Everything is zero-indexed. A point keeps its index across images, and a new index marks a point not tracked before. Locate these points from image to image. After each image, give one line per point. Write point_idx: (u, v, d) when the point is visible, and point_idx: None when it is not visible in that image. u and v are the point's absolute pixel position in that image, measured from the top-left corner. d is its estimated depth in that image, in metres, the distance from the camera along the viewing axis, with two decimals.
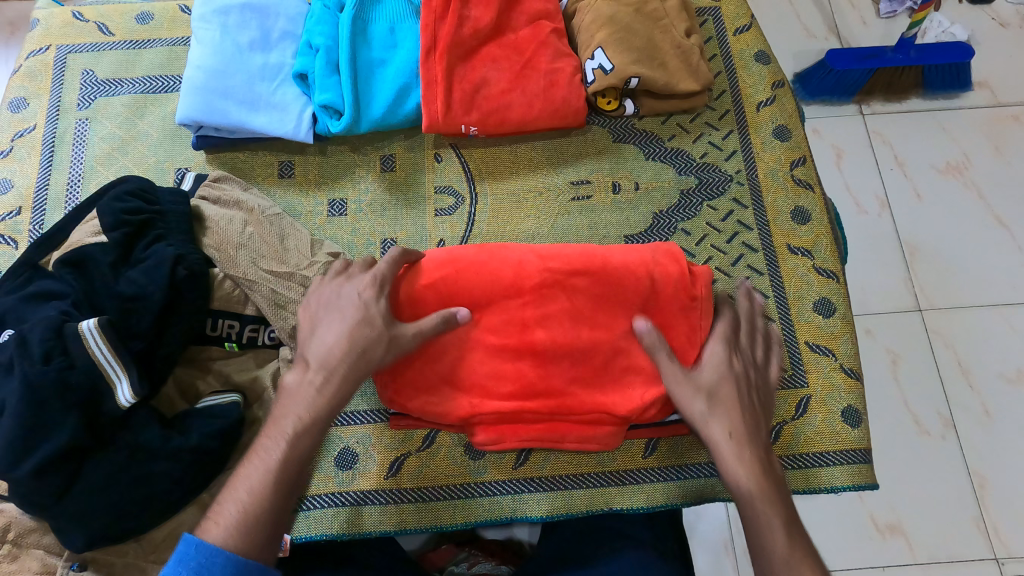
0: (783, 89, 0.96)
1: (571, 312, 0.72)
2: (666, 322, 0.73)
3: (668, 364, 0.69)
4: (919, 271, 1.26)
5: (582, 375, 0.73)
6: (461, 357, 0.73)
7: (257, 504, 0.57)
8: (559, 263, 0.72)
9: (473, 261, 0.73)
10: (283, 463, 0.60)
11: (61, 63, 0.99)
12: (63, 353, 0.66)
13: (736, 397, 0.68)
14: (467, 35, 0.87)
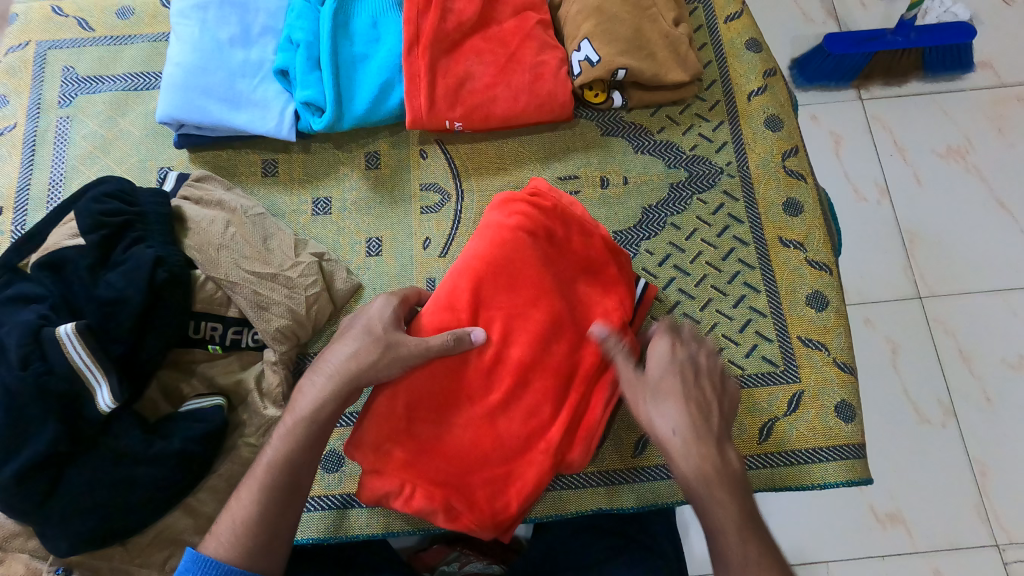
0: (775, 77, 0.94)
1: (506, 305, 0.73)
2: (575, 251, 0.77)
3: (623, 367, 0.69)
4: (919, 259, 1.24)
5: (563, 346, 0.73)
6: (469, 395, 0.71)
7: (243, 542, 0.60)
8: (463, 295, 0.71)
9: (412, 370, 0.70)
10: (257, 518, 0.61)
11: (42, 59, 0.97)
12: (41, 358, 0.66)
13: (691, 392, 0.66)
14: (451, 28, 0.85)
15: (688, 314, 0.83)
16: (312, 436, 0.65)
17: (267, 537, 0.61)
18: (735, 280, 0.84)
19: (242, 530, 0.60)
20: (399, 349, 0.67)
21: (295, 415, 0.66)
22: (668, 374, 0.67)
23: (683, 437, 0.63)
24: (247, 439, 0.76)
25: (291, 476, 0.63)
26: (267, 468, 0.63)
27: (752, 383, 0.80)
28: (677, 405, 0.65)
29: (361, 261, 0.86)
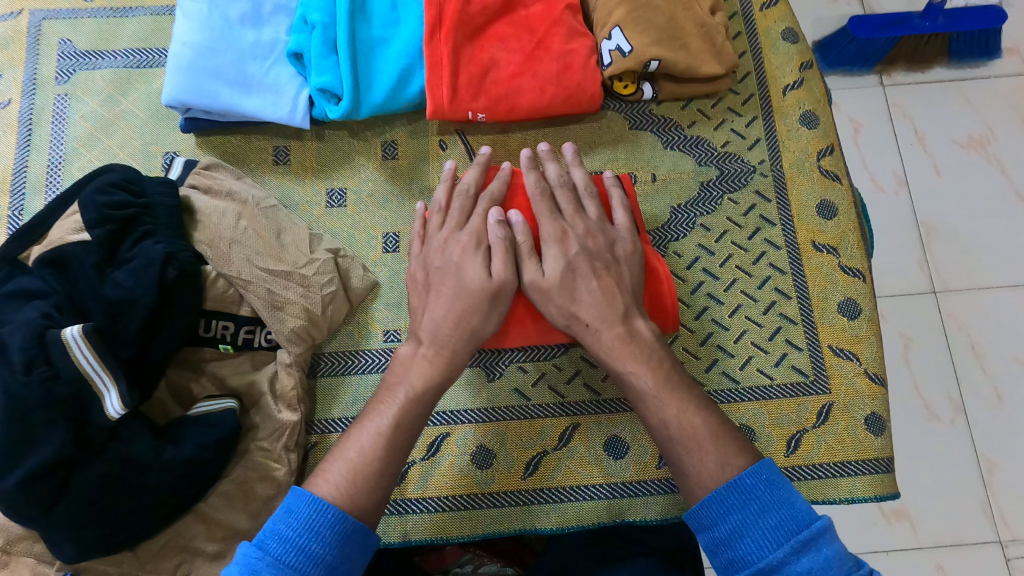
0: (812, 70, 0.90)
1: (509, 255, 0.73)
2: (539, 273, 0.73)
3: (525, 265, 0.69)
4: (937, 253, 1.21)
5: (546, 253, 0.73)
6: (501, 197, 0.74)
7: (363, 471, 0.60)
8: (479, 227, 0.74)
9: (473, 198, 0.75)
10: (393, 428, 0.63)
11: (35, 30, 0.92)
12: (46, 362, 0.62)
13: (591, 283, 0.68)
14: (475, 12, 0.80)
15: (716, 320, 0.80)
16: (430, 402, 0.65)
17: (392, 466, 0.62)
18: (765, 286, 0.81)
19: (359, 470, 0.61)
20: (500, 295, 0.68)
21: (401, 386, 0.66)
22: (564, 262, 0.69)
23: (595, 328, 0.67)
24: (260, 444, 0.73)
25: (410, 422, 0.64)
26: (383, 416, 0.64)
27: (781, 393, 0.78)
28: (563, 305, 0.68)
29: (378, 258, 0.82)
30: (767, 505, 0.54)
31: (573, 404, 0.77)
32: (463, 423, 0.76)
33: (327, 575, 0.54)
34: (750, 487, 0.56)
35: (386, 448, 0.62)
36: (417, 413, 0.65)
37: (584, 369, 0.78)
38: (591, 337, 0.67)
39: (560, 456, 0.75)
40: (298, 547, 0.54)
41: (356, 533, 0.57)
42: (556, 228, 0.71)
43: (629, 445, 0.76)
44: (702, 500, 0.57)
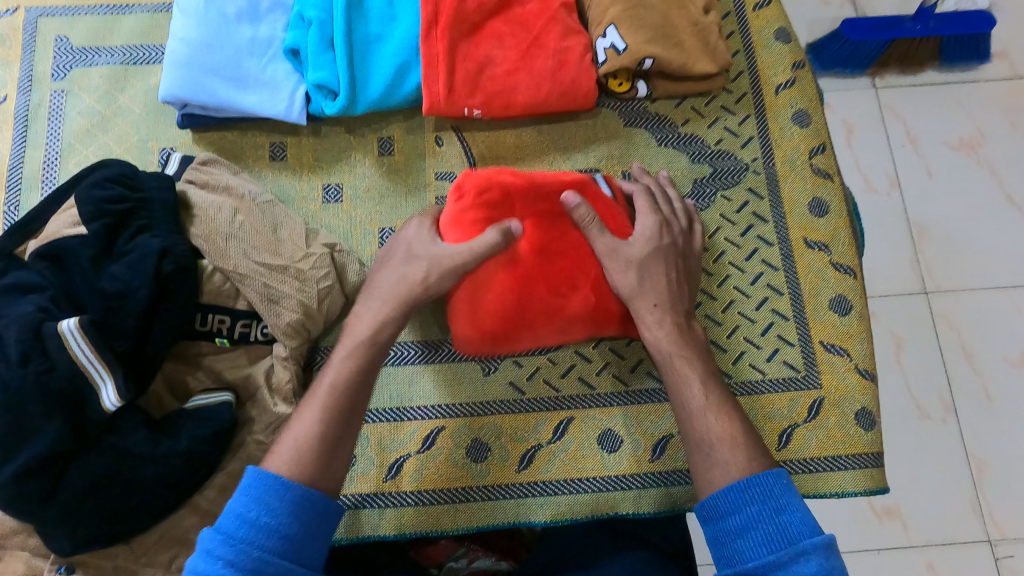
0: (804, 70, 0.91)
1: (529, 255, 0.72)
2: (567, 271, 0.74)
3: (599, 237, 0.72)
4: (927, 254, 1.22)
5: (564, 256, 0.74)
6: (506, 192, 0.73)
7: (311, 437, 0.61)
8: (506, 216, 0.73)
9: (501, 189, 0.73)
10: (335, 395, 0.63)
11: (32, 27, 0.92)
12: (42, 354, 0.62)
13: (660, 271, 0.72)
14: (471, 9, 0.81)
15: (709, 316, 0.81)
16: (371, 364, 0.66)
17: (337, 432, 0.62)
18: (757, 282, 0.82)
19: (306, 442, 0.60)
20: (448, 259, 0.69)
21: (337, 364, 0.65)
22: (654, 245, 0.73)
23: (663, 309, 0.70)
24: (256, 437, 0.73)
25: (349, 398, 0.64)
26: (327, 388, 0.64)
27: (773, 388, 0.79)
28: (638, 280, 0.71)
29: (374, 253, 0.83)
30: (785, 505, 0.56)
31: (568, 398, 0.78)
32: (458, 417, 0.76)
33: (284, 544, 0.54)
34: (770, 486, 0.57)
35: (327, 412, 0.62)
36: (356, 385, 0.64)
37: (578, 363, 0.79)
38: (652, 317, 0.70)
39: (554, 449, 0.76)
40: (250, 523, 0.55)
41: (310, 501, 0.57)
42: (656, 222, 0.74)
43: (622, 438, 0.76)
44: (719, 490, 0.59)
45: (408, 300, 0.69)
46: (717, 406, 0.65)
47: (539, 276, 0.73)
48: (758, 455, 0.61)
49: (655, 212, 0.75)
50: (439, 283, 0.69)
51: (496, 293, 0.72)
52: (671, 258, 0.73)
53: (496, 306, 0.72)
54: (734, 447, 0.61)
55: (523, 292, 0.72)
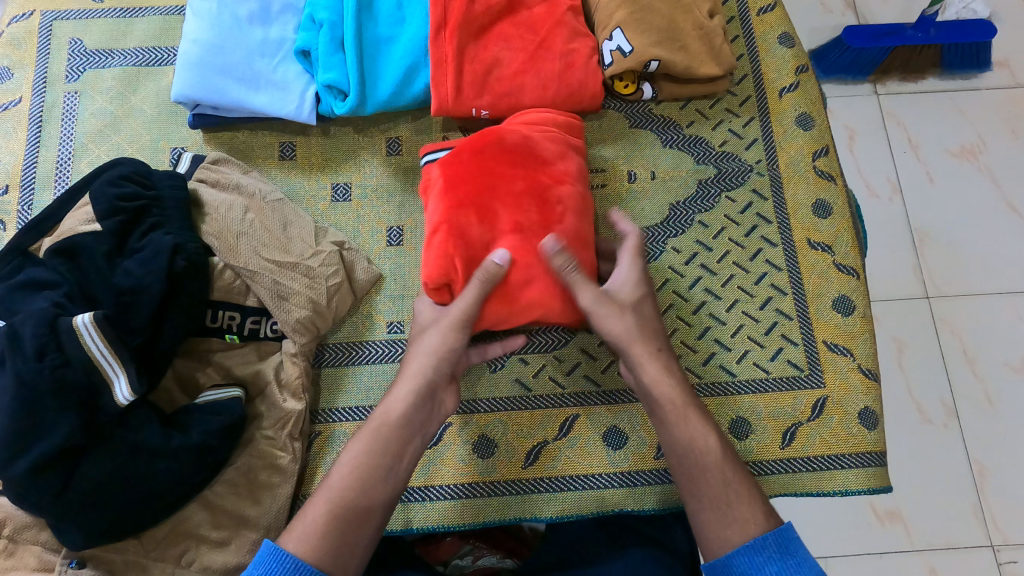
0: (807, 74, 0.92)
1: (519, 231, 0.70)
2: (559, 209, 0.72)
3: (582, 282, 0.68)
4: (929, 258, 1.23)
5: (543, 209, 0.72)
6: (454, 225, 0.69)
7: (325, 523, 0.59)
8: (479, 231, 0.70)
9: (442, 231, 0.69)
10: (347, 484, 0.61)
11: (47, 31, 0.93)
12: (57, 349, 0.63)
13: (652, 314, 0.71)
14: (479, 12, 0.82)
15: (714, 315, 0.82)
16: (388, 440, 0.64)
17: (351, 523, 0.60)
18: (761, 282, 0.83)
19: (313, 526, 0.59)
20: (453, 315, 0.67)
21: (376, 429, 0.64)
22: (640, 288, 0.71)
23: (665, 355, 0.70)
24: (265, 432, 0.74)
25: (364, 481, 0.62)
26: (341, 476, 0.62)
27: (777, 387, 0.79)
28: (636, 324, 0.69)
29: (381, 251, 0.84)
30: (800, 562, 0.59)
31: (573, 395, 0.78)
32: (465, 413, 0.77)
33: None
34: (787, 540, 0.60)
35: (337, 499, 0.60)
36: (376, 470, 0.62)
37: (584, 360, 0.80)
38: (653, 364, 0.68)
39: (560, 445, 0.76)
40: None
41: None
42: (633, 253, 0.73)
43: (628, 435, 0.77)
44: (732, 550, 0.60)
45: (428, 388, 0.66)
46: (733, 462, 0.65)
47: (540, 224, 0.71)
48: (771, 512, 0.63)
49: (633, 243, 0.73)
50: (456, 340, 0.67)
51: (541, 279, 0.70)
52: (653, 303, 0.72)
53: (541, 281, 0.70)
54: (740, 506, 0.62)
55: (549, 239, 0.71)
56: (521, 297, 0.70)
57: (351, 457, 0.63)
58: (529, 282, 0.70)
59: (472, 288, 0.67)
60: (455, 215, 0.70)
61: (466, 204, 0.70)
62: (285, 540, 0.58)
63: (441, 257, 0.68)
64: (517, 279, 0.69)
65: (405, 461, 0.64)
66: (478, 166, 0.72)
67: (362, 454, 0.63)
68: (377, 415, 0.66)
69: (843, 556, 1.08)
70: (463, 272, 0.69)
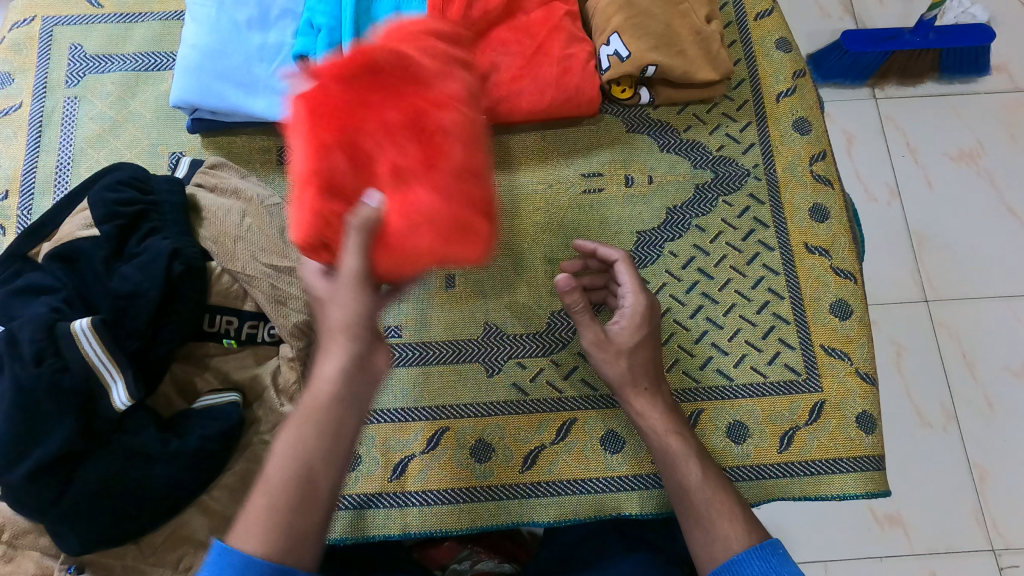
0: (805, 78, 0.92)
1: (399, 172, 0.58)
2: (444, 137, 0.59)
3: (588, 328, 0.74)
4: (927, 261, 1.23)
5: (423, 144, 0.58)
6: (323, 174, 0.59)
7: (275, 521, 0.51)
8: (347, 176, 0.59)
9: (313, 180, 0.59)
10: (285, 474, 0.52)
11: (48, 37, 0.93)
12: (55, 354, 0.63)
13: (651, 352, 0.75)
14: (478, 16, 0.81)
15: (711, 319, 0.82)
16: (325, 418, 0.54)
17: (300, 519, 0.52)
18: (759, 286, 0.83)
19: (264, 520, 0.51)
20: (350, 271, 0.56)
21: (307, 417, 0.54)
22: (638, 331, 0.74)
23: (655, 390, 0.74)
24: (264, 436, 0.74)
25: (305, 471, 0.52)
26: (281, 468, 0.53)
27: (774, 392, 0.79)
28: (630, 367, 0.73)
29: None
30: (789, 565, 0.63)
31: (570, 399, 0.78)
32: (462, 417, 0.77)
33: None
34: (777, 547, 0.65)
35: (274, 490, 0.52)
36: (322, 454, 0.53)
37: (581, 364, 0.80)
38: (645, 398, 0.73)
39: (557, 450, 0.76)
40: None
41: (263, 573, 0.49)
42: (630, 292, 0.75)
43: (625, 439, 0.77)
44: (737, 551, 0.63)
45: (354, 358, 0.56)
46: (716, 484, 0.69)
47: (421, 164, 0.58)
48: (754, 527, 0.65)
49: (632, 285, 0.75)
50: (360, 307, 0.56)
51: (427, 226, 0.55)
52: (653, 343, 0.75)
53: (425, 226, 0.56)
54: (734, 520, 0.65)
55: (432, 179, 0.57)
56: (408, 247, 0.56)
57: (285, 450, 0.53)
58: (414, 235, 0.56)
59: (358, 239, 0.55)
60: (320, 160, 0.59)
61: (334, 143, 0.59)
62: (239, 543, 0.50)
63: (315, 217, 0.59)
64: (398, 232, 0.56)
65: (346, 440, 0.55)
66: (350, 96, 0.59)
67: (300, 443, 0.53)
68: (307, 397, 0.55)
69: (843, 560, 1.08)
70: (331, 225, 0.60)
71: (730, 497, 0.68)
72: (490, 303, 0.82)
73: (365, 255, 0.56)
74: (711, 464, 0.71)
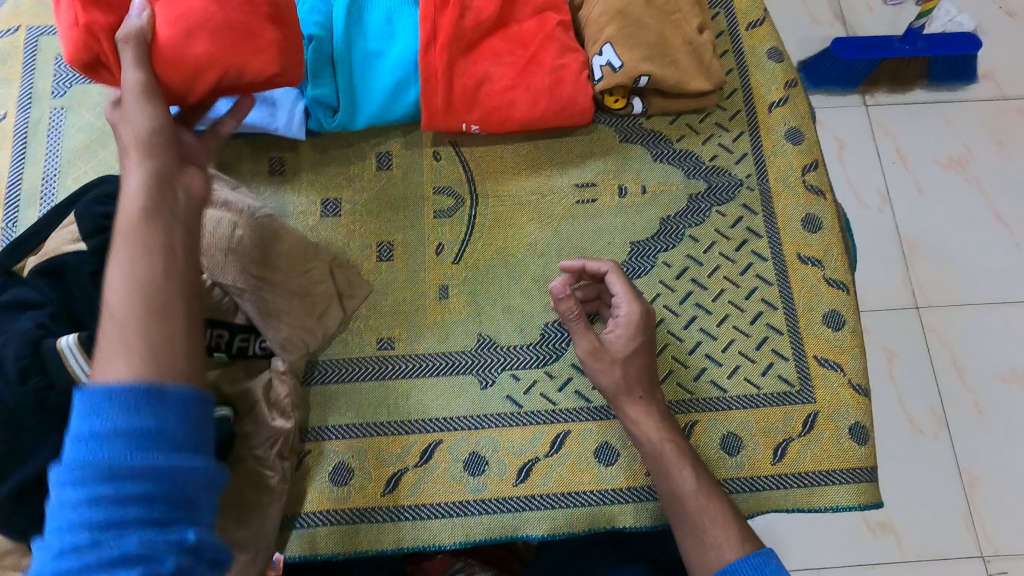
0: (797, 88, 0.93)
1: (173, 19, 0.61)
2: None
3: (582, 338, 0.75)
4: (918, 268, 1.23)
5: None
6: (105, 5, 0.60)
7: (138, 339, 0.44)
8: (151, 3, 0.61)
9: (87, 4, 0.59)
10: (125, 288, 0.46)
11: (33, 46, 0.92)
12: (41, 371, 0.61)
13: (645, 362, 0.75)
14: (469, 27, 0.82)
15: (704, 330, 0.82)
16: (150, 229, 0.48)
17: (159, 324, 0.45)
18: (752, 296, 0.83)
19: (134, 347, 0.44)
20: (132, 83, 0.56)
21: (115, 245, 0.47)
22: (633, 339, 0.74)
23: (649, 398, 0.74)
24: (255, 451, 0.70)
25: (149, 290, 0.46)
26: (115, 296, 0.46)
27: (768, 403, 0.79)
28: (625, 376, 0.74)
29: (372, 267, 0.83)
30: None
31: (564, 411, 0.78)
32: (456, 430, 0.77)
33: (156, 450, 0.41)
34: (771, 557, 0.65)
35: (121, 316, 0.45)
36: (158, 267, 0.47)
37: (576, 376, 0.79)
38: (639, 407, 0.73)
39: (551, 462, 0.76)
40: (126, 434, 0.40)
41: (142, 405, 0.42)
42: (622, 300, 0.75)
43: (619, 451, 0.77)
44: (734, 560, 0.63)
45: (160, 175, 0.52)
46: (710, 492, 0.69)
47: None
48: (748, 535, 0.65)
49: (624, 294, 0.75)
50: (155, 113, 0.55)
51: (203, 34, 0.61)
52: (648, 351, 0.76)
53: (208, 44, 0.62)
54: (728, 530, 0.65)
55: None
56: (189, 57, 0.61)
57: (114, 278, 0.46)
58: (192, 46, 0.61)
59: (132, 52, 0.57)
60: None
61: None
62: (99, 375, 0.42)
63: (89, 34, 0.60)
64: (171, 37, 0.60)
65: (181, 253, 0.49)
66: None
67: (130, 263, 0.47)
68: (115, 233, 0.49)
69: (835, 568, 1.08)
70: (108, 43, 0.61)
71: (725, 504, 0.69)
72: (484, 314, 0.82)
73: (144, 70, 0.57)
74: (707, 472, 0.71)
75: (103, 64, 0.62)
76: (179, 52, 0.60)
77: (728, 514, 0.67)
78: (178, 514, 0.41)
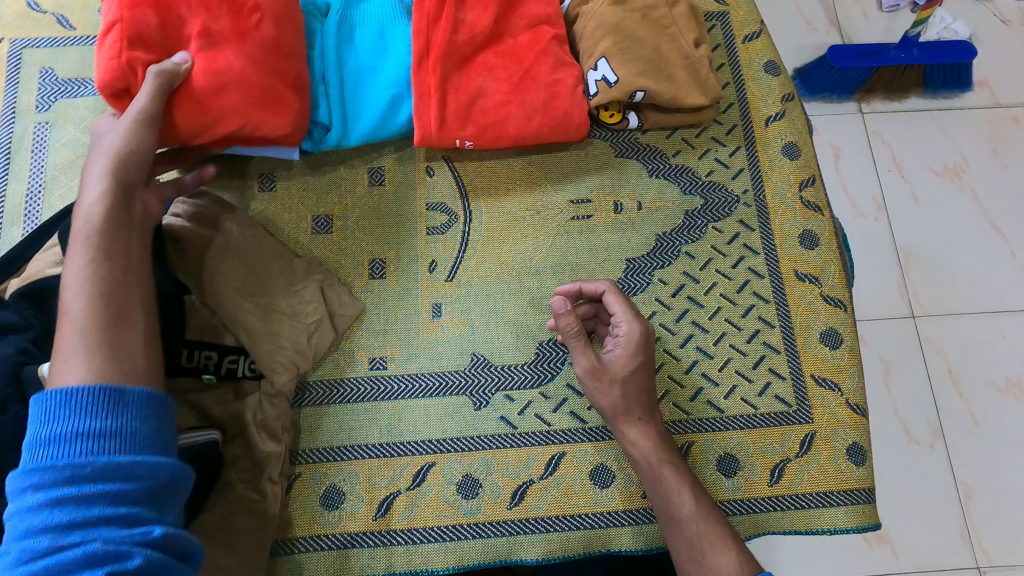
0: (793, 102, 0.92)
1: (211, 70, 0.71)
2: (242, 43, 0.73)
3: (582, 356, 0.73)
4: (914, 278, 1.23)
5: (232, 40, 0.73)
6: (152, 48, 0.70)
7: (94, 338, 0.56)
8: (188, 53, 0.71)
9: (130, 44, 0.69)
10: (91, 298, 0.57)
11: (16, 59, 0.90)
12: (21, 401, 0.60)
13: (644, 383, 0.74)
14: (462, 41, 0.80)
15: (701, 348, 0.81)
16: (110, 238, 0.61)
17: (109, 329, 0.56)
18: (749, 314, 0.82)
19: (67, 351, 0.55)
20: (139, 111, 0.66)
21: (66, 341, 0.55)
22: (633, 359, 0.73)
23: (648, 419, 0.73)
24: (244, 475, 0.70)
25: (113, 295, 0.58)
26: (78, 296, 0.57)
27: (766, 423, 0.78)
28: (624, 396, 0.72)
29: (364, 284, 0.81)
30: None
31: (560, 432, 0.77)
32: (449, 452, 0.76)
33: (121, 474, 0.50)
34: None
35: (82, 323, 0.56)
36: (111, 277, 0.59)
37: (571, 397, 0.78)
38: (638, 428, 0.72)
39: (546, 485, 0.75)
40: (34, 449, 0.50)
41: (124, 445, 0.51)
42: (620, 320, 0.74)
43: (615, 473, 0.76)
44: None
45: (122, 183, 0.64)
46: (708, 514, 0.68)
47: (232, 32, 0.73)
48: (748, 560, 0.65)
49: (623, 313, 0.74)
50: (140, 141, 0.66)
51: (235, 88, 0.72)
52: (649, 371, 0.75)
53: (235, 97, 0.72)
54: (728, 554, 0.64)
55: (242, 46, 0.73)
56: (218, 106, 0.71)
57: (67, 377, 0.53)
58: (221, 98, 0.71)
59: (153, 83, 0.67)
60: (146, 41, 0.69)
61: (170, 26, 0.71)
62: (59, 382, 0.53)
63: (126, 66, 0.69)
64: (206, 86, 0.71)
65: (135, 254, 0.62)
66: None
67: (86, 351, 0.55)
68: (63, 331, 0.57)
69: None
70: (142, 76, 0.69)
71: (722, 525, 0.68)
72: (478, 332, 0.80)
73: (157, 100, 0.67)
74: (705, 493, 0.71)
75: (130, 93, 0.71)
76: (210, 102, 0.71)
77: (730, 537, 0.66)
78: (136, 516, 0.49)
